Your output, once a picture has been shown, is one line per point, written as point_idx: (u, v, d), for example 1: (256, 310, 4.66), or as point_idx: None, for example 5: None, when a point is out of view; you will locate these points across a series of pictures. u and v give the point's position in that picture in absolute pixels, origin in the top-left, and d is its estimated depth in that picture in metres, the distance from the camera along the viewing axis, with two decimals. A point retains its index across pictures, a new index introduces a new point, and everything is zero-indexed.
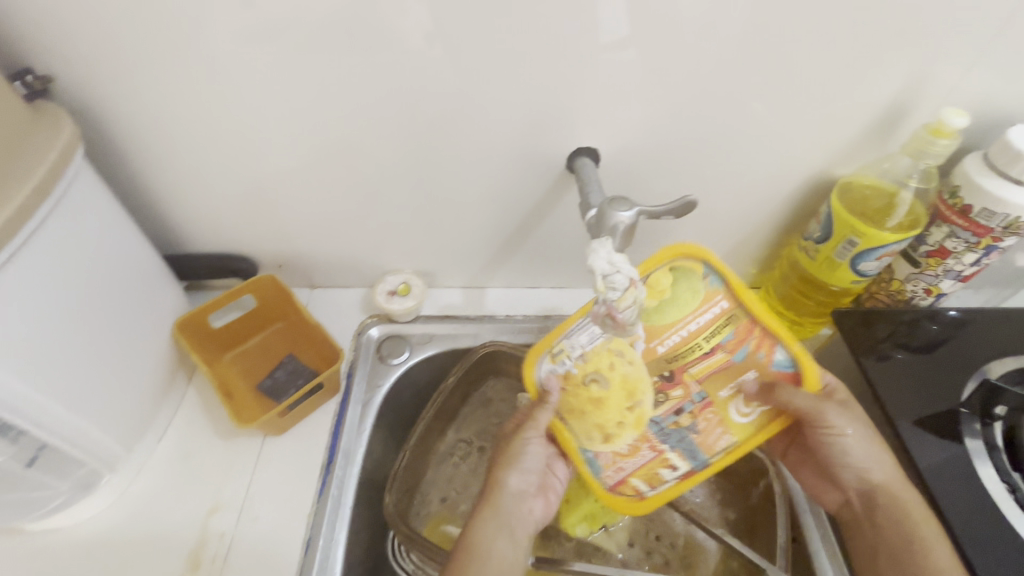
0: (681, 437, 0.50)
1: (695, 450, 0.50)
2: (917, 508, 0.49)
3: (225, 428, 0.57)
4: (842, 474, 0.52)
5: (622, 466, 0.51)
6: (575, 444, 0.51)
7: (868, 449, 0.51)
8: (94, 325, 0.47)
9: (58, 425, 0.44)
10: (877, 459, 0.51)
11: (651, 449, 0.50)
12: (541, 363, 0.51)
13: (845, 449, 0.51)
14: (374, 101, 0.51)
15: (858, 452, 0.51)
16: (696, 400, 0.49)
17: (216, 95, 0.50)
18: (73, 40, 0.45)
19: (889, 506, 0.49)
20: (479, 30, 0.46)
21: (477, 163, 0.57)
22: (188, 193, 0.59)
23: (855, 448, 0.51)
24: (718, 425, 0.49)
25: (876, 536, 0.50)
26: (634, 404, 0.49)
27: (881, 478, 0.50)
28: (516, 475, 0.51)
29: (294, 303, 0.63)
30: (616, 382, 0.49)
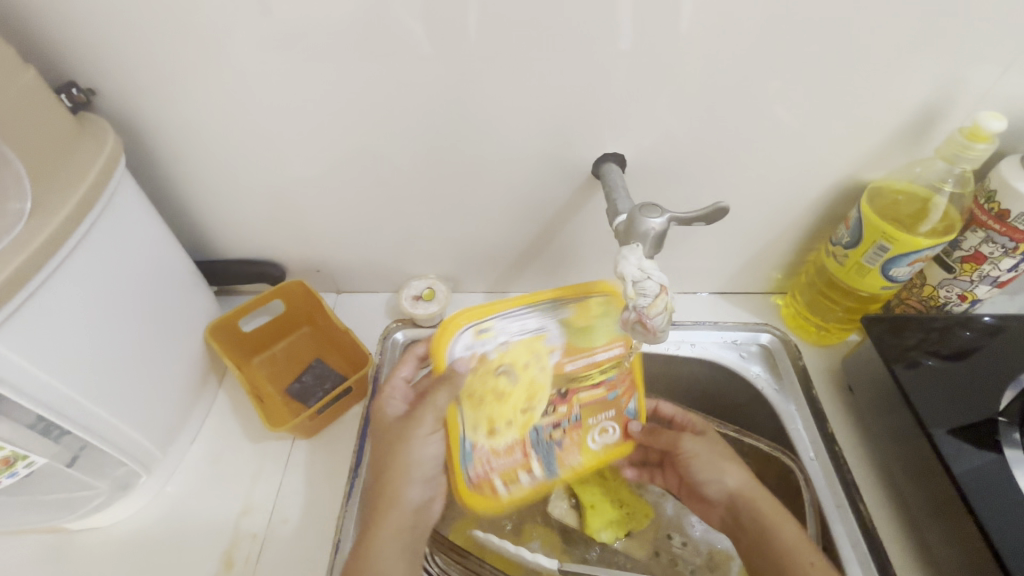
0: (548, 448, 0.55)
1: (553, 461, 0.55)
2: (790, 525, 0.51)
3: (255, 431, 0.58)
4: (706, 488, 0.57)
5: (491, 463, 0.53)
6: (460, 431, 0.51)
7: (716, 462, 0.57)
8: (134, 329, 0.48)
9: (97, 427, 0.46)
10: (738, 474, 0.55)
11: (522, 453, 0.54)
12: (459, 338, 0.50)
13: (702, 460, 0.57)
14: (402, 109, 0.52)
15: (722, 466, 0.56)
16: (572, 419, 0.56)
17: (250, 104, 0.51)
18: (114, 54, 0.47)
19: (753, 513, 0.53)
20: (507, 39, 0.47)
21: (502, 170, 0.58)
22: (220, 201, 0.60)
23: (706, 458, 0.57)
24: (576, 445, 0.56)
25: (750, 539, 0.53)
26: (529, 406, 0.53)
27: (735, 484, 0.55)
28: (410, 488, 0.51)
29: (321, 308, 0.64)
30: (524, 380, 0.52)
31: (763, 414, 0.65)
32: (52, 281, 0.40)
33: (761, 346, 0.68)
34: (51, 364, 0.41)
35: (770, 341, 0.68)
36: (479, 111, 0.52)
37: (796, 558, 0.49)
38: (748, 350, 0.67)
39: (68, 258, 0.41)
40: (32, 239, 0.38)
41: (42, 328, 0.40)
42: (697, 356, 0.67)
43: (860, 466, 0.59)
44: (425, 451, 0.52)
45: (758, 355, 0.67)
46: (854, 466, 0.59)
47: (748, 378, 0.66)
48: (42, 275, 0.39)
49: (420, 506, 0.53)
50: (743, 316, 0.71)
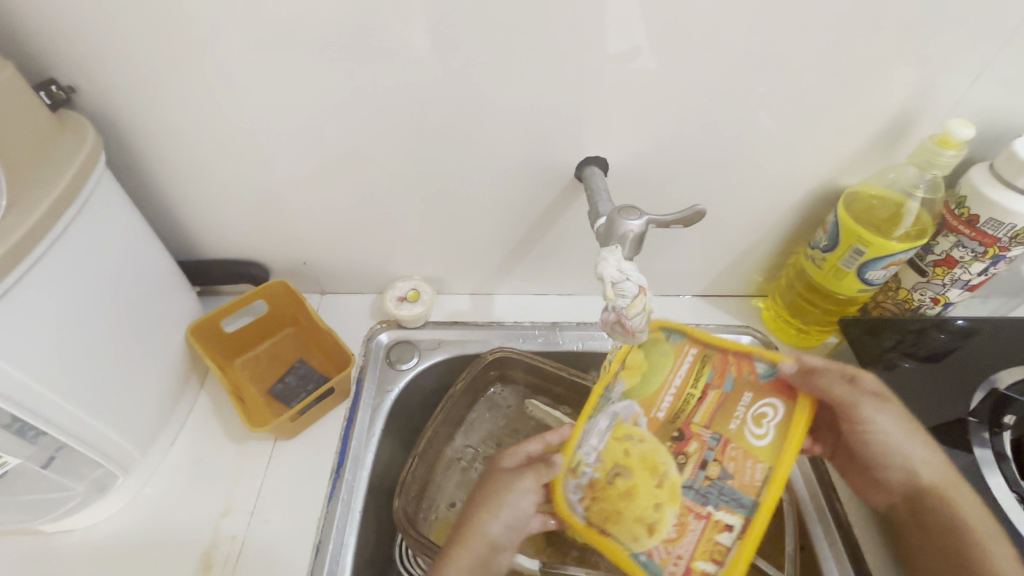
0: (721, 490, 0.42)
1: (739, 496, 0.42)
2: (976, 509, 0.46)
3: (237, 432, 0.58)
4: (888, 476, 0.48)
5: (679, 555, 0.42)
6: (624, 552, 0.45)
7: (909, 443, 0.48)
8: (113, 328, 0.48)
9: (74, 428, 0.45)
10: (924, 452, 0.48)
11: (699, 519, 0.42)
12: (566, 487, 0.48)
13: (883, 444, 0.48)
14: (386, 111, 0.52)
15: (908, 448, 0.48)
16: (713, 443, 0.44)
17: (234, 104, 0.51)
18: (96, 52, 0.47)
19: (943, 505, 0.46)
20: (491, 42, 0.47)
21: (487, 171, 0.58)
22: (203, 201, 0.60)
23: (896, 441, 0.48)
24: (746, 459, 0.42)
25: (926, 534, 0.46)
26: (660, 477, 0.44)
27: (928, 476, 0.47)
28: (489, 517, 0.46)
29: (305, 308, 0.64)
30: (636, 463, 0.46)
31: None
32: (29, 278, 0.40)
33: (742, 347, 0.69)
34: (26, 363, 0.40)
35: (751, 342, 0.69)
36: (463, 113, 0.53)
37: (995, 558, 0.43)
38: None
39: (44, 255, 0.41)
40: (8, 236, 0.37)
41: (19, 326, 0.39)
42: None
43: None
44: (512, 489, 0.47)
45: None
46: None
47: None
48: (20, 272, 0.39)
49: (497, 547, 0.46)
50: (725, 318, 0.72)
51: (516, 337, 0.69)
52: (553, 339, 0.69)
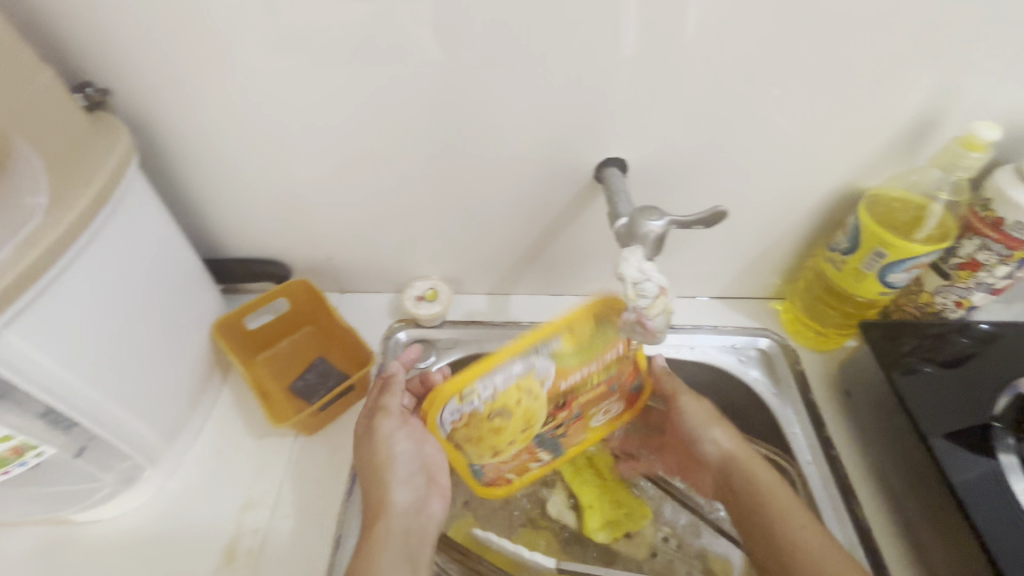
0: (553, 441, 0.58)
1: (557, 446, 0.59)
2: (768, 471, 0.52)
3: (258, 428, 0.59)
4: (703, 448, 0.56)
5: (501, 467, 0.57)
6: (465, 461, 0.55)
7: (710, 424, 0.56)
8: (142, 324, 0.49)
9: (105, 420, 0.46)
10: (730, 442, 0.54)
11: (529, 453, 0.57)
12: (445, 407, 0.50)
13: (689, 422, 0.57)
14: (409, 111, 0.53)
15: (712, 432, 0.56)
16: (575, 416, 0.57)
17: (260, 106, 0.52)
18: (130, 55, 0.48)
19: (745, 480, 0.53)
20: (513, 44, 0.48)
21: (506, 173, 0.59)
22: (227, 200, 0.61)
23: (705, 425, 0.56)
24: (580, 429, 0.59)
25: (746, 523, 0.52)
26: (529, 426, 0.54)
27: (730, 447, 0.55)
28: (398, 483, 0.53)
29: (324, 306, 0.65)
30: (518, 413, 0.52)
31: (761, 418, 0.66)
32: (67, 275, 0.41)
33: (760, 350, 0.68)
34: (62, 357, 0.41)
35: (769, 345, 0.68)
36: (485, 114, 0.53)
37: (804, 538, 0.47)
38: (747, 354, 0.68)
39: (81, 252, 0.42)
40: (48, 233, 0.38)
41: (57, 320, 0.41)
42: (696, 359, 0.68)
43: (856, 468, 0.60)
44: (395, 455, 0.54)
45: (756, 359, 0.68)
46: (850, 467, 0.60)
47: (746, 381, 0.66)
48: (60, 268, 0.40)
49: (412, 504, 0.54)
50: (742, 321, 0.72)
51: None
52: None
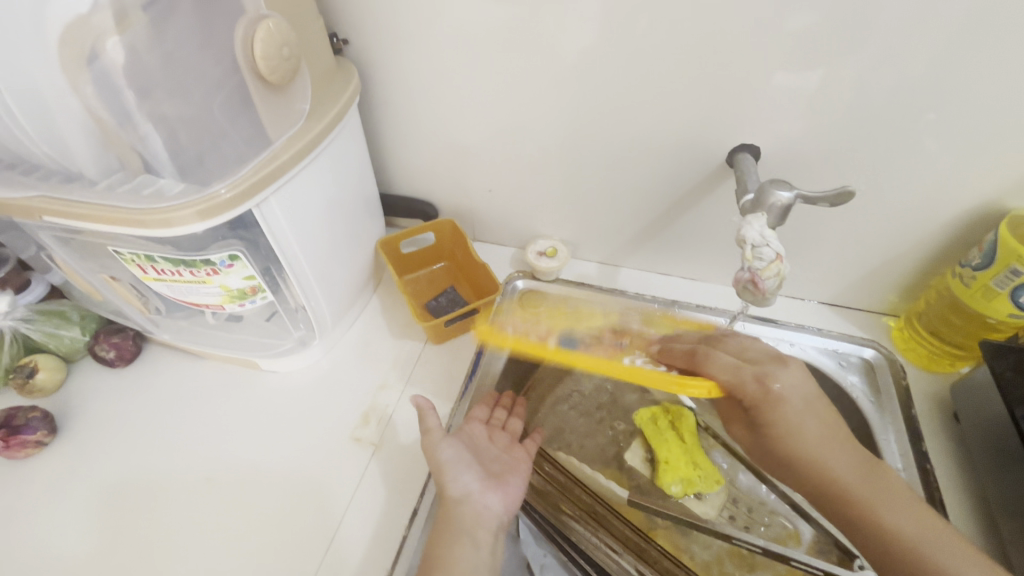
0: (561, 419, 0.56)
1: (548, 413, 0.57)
2: (906, 500, 0.48)
3: (396, 330, 0.71)
4: (803, 468, 0.51)
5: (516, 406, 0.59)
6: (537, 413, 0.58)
7: (832, 445, 0.51)
8: (339, 222, 0.62)
9: (303, 291, 0.60)
10: (846, 459, 0.50)
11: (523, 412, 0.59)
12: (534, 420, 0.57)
13: (799, 423, 0.51)
14: (577, 84, 0.61)
15: (835, 451, 0.51)
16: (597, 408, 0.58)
17: (451, 68, 0.63)
18: (372, 14, 0.60)
19: (843, 491, 0.50)
20: (678, 34, 0.54)
21: (641, 151, 0.65)
22: (403, 144, 0.74)
23: (806, 427, 0.51)
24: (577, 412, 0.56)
25: (847, 524, 0.50)
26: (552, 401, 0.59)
27: (842, 471, 0.50)
28: (455, 477, 0.53)
29: (462, 244, 0.76)
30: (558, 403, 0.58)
31: (853, 422, 0.66)
32: (311, 167, 0.54)
33: (863, 359, 0.69)
34: (301, 231, 0.55)
35: (874, 356, 0.68)
36: (642, 93, 0.60)
37: (895, 526, 0.47)
38: (848, 360, 0.69)
39: (320, 154, 0.55)
40: (309, 132, 0.51)
41: (301, 201, 0.54)
42: (795, 355, 0.70)
43: (954, 495, 0.59)
44: (445, 456, 0.54)
45: (858, 366, 0.68)
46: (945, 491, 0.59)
47: (842, 386, 0.67)
48: (309, 158, 0.53)
49: (470, 497, 0.52)
50: (849, 329, 0.72)
51: (636, 307, 0.75)
52: (669, 314, 0.74)
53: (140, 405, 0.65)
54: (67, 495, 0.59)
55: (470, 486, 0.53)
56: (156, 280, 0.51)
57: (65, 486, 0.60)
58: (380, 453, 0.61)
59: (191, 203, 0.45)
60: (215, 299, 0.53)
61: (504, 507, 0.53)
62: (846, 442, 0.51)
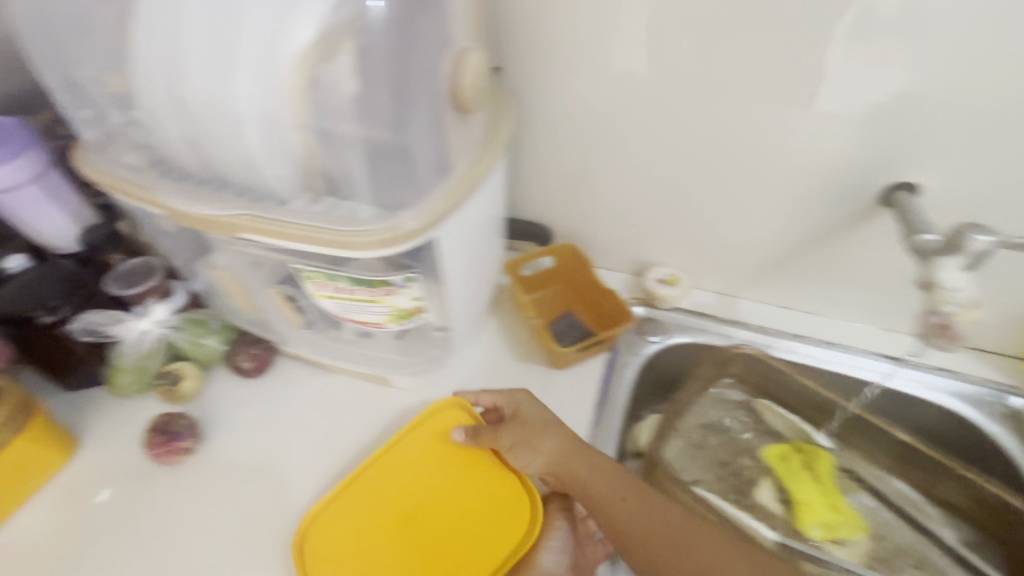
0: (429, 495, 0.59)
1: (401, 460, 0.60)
2: (646, 517, 0.53)
3: (520, 354, 0.71)
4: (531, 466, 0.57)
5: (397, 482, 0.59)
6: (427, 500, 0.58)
7: (539, 440, 0.57)
8: (483, 246, 0.63)
9: (451, 312, 0.60)
10: (554, 446, 0.56)
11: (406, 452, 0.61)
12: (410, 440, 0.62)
13: (524, 446, 0.57)
14: (736, 116, 0.60)
15: (536, 441, 0.56)
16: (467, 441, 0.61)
17: (598, 97, 0.64)
18: (530, 43, 0.61)
19: (650, 532, 0.52)
20: (849, 68, 0.54)
21: (786, 184, 0.64)
22: (529, 169, 0.74)
23: (529, 442, 0.57)
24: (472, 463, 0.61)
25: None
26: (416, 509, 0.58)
27: (566, 452, 0.56)
28: (547, 548, 0.55)
29: (583, 269, 0.75)
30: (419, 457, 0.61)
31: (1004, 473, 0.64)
32: (480, 194, 0.55)
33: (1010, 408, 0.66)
34: (462, 254, 0.56)
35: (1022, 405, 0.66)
36: (802, 126, 0.59)
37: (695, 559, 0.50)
38: (995, 410, 0.66)
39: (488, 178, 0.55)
40: (486, 155, 0.52)
41: (467, 227, 0.55)
42: (934, 401, 0.68)
43: None
44: (554, 529, 0.56)
45: (1005, 416, 0.66)
46: None
47: (988, 435, 0.65)
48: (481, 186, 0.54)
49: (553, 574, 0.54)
50: (989, 373, 0.68)
51: (759, 339, 0.74)
52: (795, 350, 0.73)
53: (269, 416, 0.66)
54: (207, 507, 0.59)
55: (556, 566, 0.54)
56: (327, 296, 0.52)
57: (205, 497, 0.60)
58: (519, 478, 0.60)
59: (381, 230, 0.45)
60: (379, 318, 0.54)
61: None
62: (578, 439, 0.56)
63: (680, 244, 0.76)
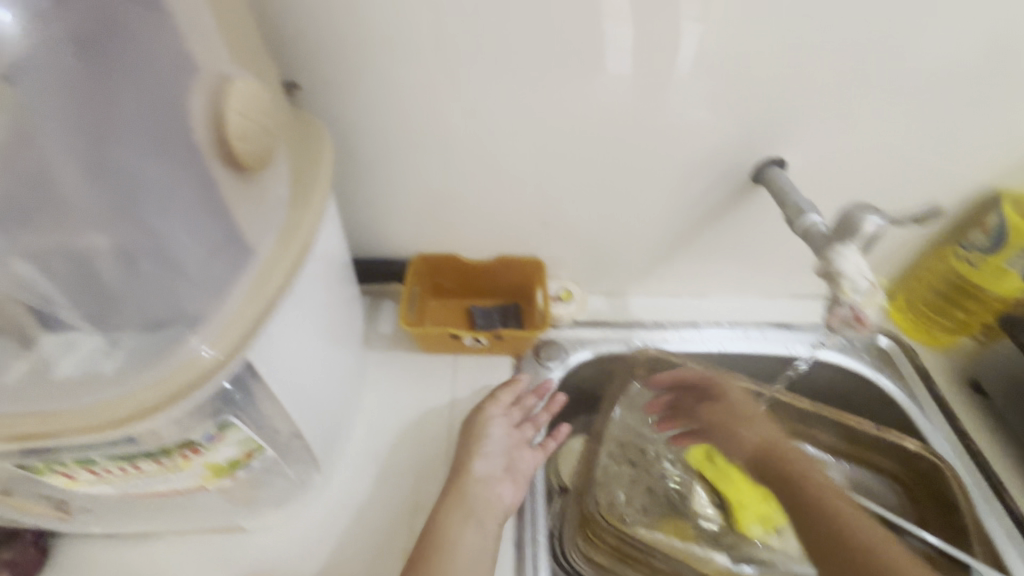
0: None
1: None
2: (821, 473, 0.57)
3: (411, 428, 0.58)
4: (734, 429, 0.62)
5: None
6: None
7: (754, 411, 0.62)
8: (329, 322, 0.48)
9: (302, 428, 0.44)
10: (762, 425, 0.61)
11: None
12: None
13: (737, 401, 0.62)
14: (590, 110, 0.53)
15: (752, 414, 0.62)
16: None
17: (437, 104, 0.51)
18: (334, 49, 0.47)
19: (792, 470, 0.56)
20: (707, 47, 0.48)
21: (657, 176, 0.59)
22: (371, 201, 0.60)
23: (741, 403, 0.62)
24: None
25: (809, 528, 0.52)
26: None
27: (735, 400, 0.63)
28: (480, 457, 0.53)
29: (454, 265, 0.67)
30: None
31: (889, 415, 0.67)
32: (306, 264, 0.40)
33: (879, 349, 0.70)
34: (292, 359, 0.39)
35: (888, 344, 0.69)
36: (664, 112, 0.53)
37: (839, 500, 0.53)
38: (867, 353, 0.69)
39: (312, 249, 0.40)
40: (301, 225, 0.37)
41: (298, 314, 0.39)
42: (820, 358, 0.69)
43: (999, 461, 0.60)
44: (489, 434, 0.55)
45: (879, 359, 0.69)
46: (992, 457, 0.60)
47: (869, 381, 0.67)
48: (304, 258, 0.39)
49: (486, 481, 0.52)
50: None
51: (657, 338, 0.70)
52: (691, 338, 0.70)
53: None
54: None
55: (490, 470, 0.53)
56: (92, 482, 0.34)
57: None
58: None
59: (150, 388, 0.29)
60: (191, 483, 0.37)
61: (511, 502, 0.52)
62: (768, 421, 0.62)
63: (562, 254, 0.67)
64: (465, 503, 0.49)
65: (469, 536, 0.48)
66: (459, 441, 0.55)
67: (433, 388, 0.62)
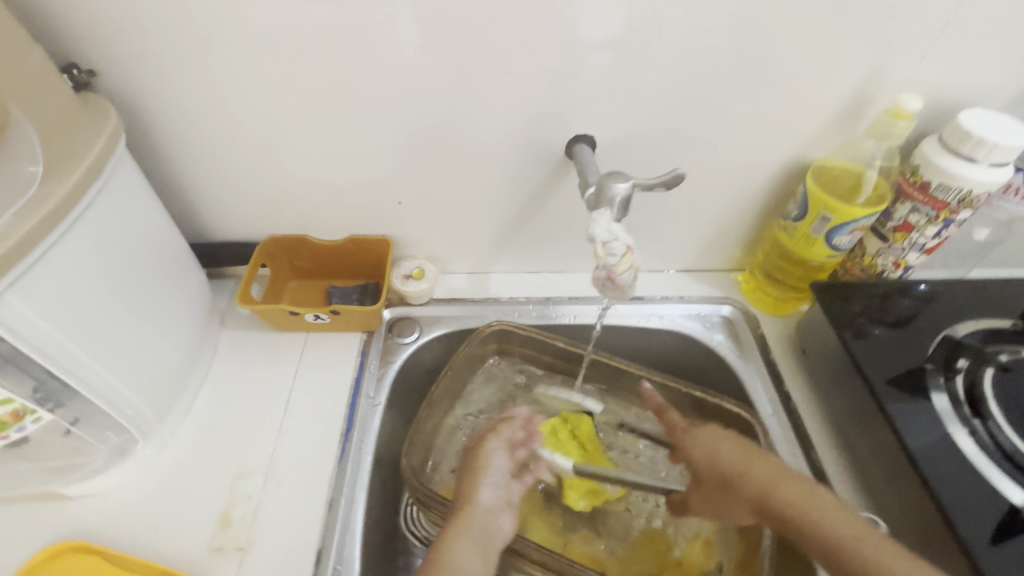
0: None
1: None
2: (835, 512, 0.45)
3: (250, 401, 0.61)
4: (691, 455, 0.53)
5: None
6: None
7: (726, 444, 0.52)
8: (138, 296, 0.51)
9: (93, 392, 0.47)
10: (732, 450, 0.51)
11: None
12: None
13: (709, 448, 0.52)
14: (391, 89, 0.55)
15: (719, 444, 0.52)
16: None
17: (243, 88, 0.54)
18: (123, 36, 0.49)
19: (796, 516, 0.46)
20: (485, 26, 0.51)
21: (479, 153, 0.61)
22: (208, 185, 0.63)
23: (706, 445, 0.52)
24: None
25: None
26: None
27: (688, 431, 0.55)
28: (485, 486, 0.53)
29: (303, 247, 0.69)
30: None
31: (728, 380, 0.70)
32: (70, 237, 0.42)
33: (723, 317, 0.73)
34: (61, 324, 0.43)
35: (731, 312, 0.73)
36: (465, 91, 0.55)
37: (839, 531, 0.44)
38: (711, 321, 0.72)
39: (75, 224, 0.43)
40: (44, 202, 0.39)
41: (66, 289, 0.43)
42: (666, 327, 0.72)
43: (813, 419, 0.63)
44: (495, 462, 0.55)
45: (720, 326, 0.72)
46: (807, 415, 0.63)
47: (710, 346, 0.71)
48: (62, 230, 0.41)
49: (490, 511, 0.52)
50: (706, 291, 0.75)
51: (510, 312, 0.73)
52: (543, 312, 0.73)
53: None
54: None
55: (495, 500, 0.53)
56: None
57: None
58: (251, 558, 0.51)
59: None
60: None
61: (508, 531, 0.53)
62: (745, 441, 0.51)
63: (412, 233, 0.70)
64: (469, 530, 0.50)
65: (471, 559, 0.49)
66: (461, 473, 0.55)
67: (277, 362, 0.65)
